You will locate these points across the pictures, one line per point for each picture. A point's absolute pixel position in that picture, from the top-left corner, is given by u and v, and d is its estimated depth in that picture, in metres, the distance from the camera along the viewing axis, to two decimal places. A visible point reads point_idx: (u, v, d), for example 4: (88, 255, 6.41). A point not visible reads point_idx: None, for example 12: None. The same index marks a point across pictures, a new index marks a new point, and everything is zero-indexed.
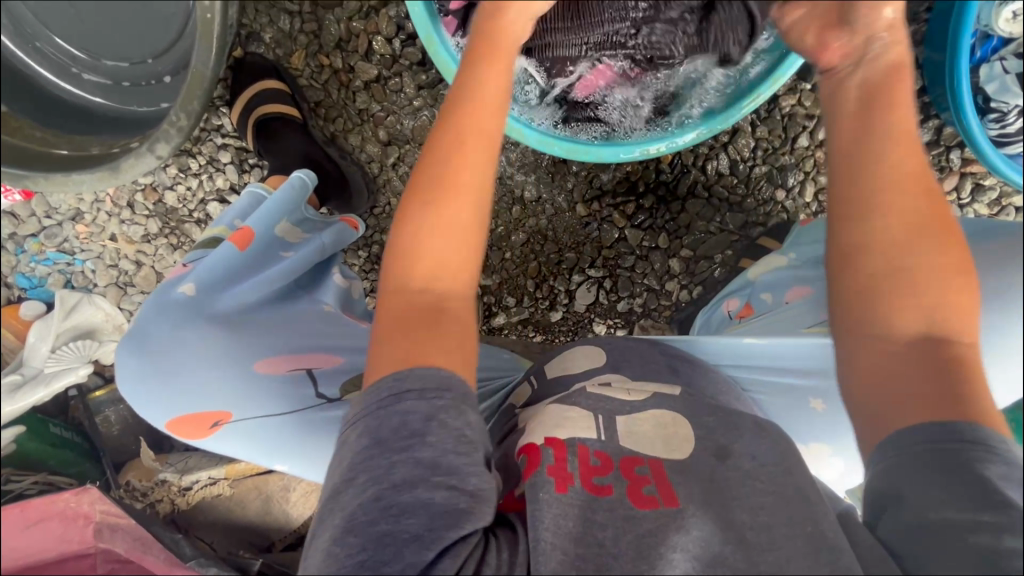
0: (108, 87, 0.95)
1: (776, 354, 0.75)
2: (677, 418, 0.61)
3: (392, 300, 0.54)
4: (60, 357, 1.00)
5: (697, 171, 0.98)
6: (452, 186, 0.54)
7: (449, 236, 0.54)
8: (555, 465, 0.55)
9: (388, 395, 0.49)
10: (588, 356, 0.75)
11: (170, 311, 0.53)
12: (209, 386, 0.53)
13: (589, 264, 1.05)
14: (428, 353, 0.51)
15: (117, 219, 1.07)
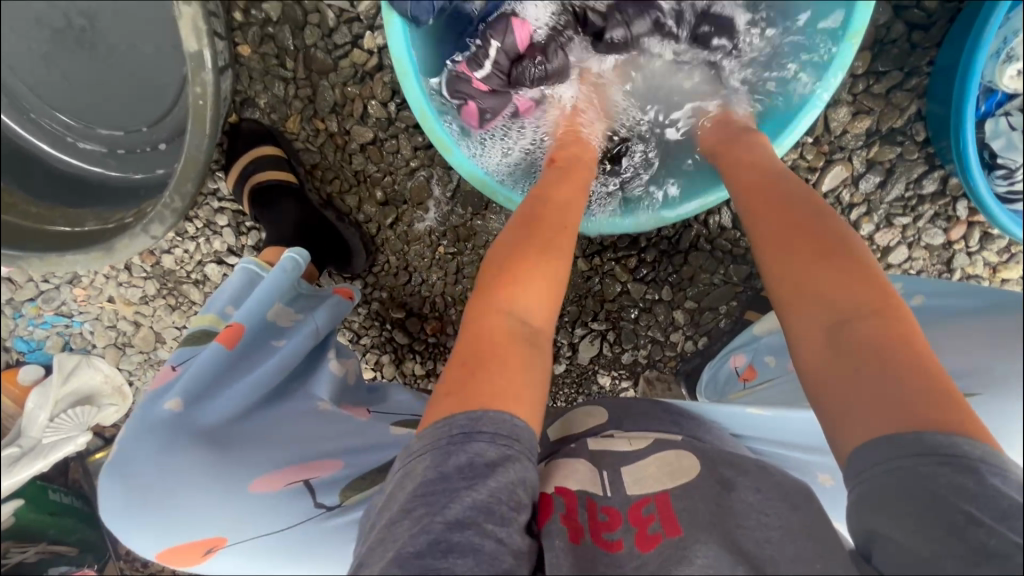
0: (104, 155, 0.94)
1: (782, 424, 0.74)
2: (678, 455, 0.61)
3: (488, 325, 0.56)
4: (58, 426, 1.00)
5: (698, 226, 0.96)
6: (559, 236, 0.64)
7: (547, 283, 0.60)
8: (566, 514, 0.56)
9: (459, 433, 0.48)
10: (589, 416, 0.75)
11: (158, 435, 0.51)
12: (199, 514, 0.52)
13: (593, 318, 1.03)
14: (515, 387, 0.52)
15: (115, 282, 1.06)
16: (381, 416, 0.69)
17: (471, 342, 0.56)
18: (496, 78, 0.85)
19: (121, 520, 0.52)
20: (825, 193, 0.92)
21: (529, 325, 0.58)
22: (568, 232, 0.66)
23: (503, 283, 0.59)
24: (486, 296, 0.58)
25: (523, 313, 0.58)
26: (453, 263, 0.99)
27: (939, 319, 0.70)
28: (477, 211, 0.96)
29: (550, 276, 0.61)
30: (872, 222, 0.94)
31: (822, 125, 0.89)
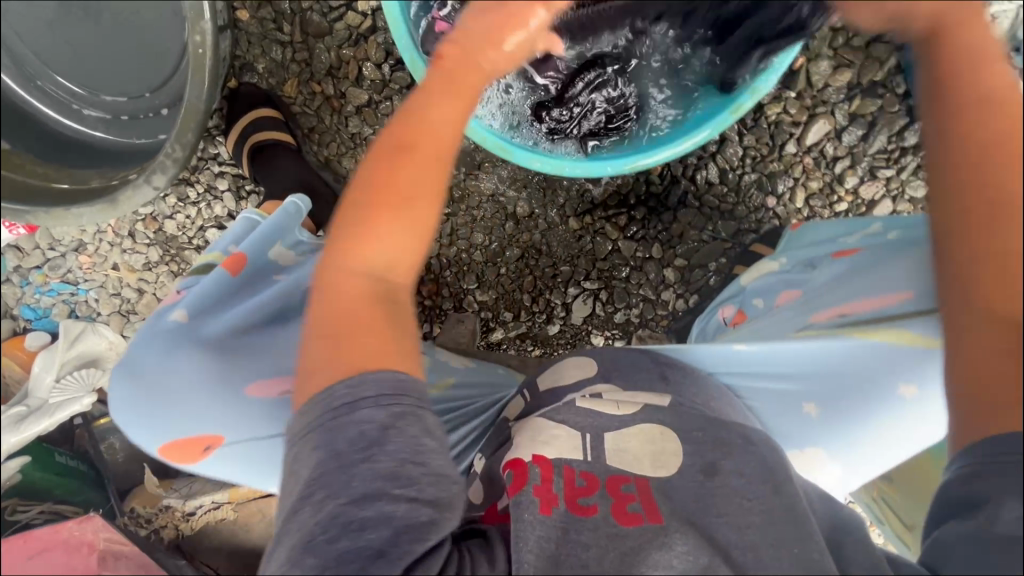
0: (108, 121, 0.97)
1: (767, 360, 0.74)
2: (665, 434, 0.63)
3: (343, 286, 0.53)
4: (65, 387, 1.03)
5: (686, 182, 0.98)
6: (424, 173, 0.54)
7: (415, 230, 0.54)
8: (541, 485, 0.58)
9: (342, 405, 0.49)
10: (577, 367, 0.75)
11: (162, 338, 0.57)
12: (198, 410, 0.56)
13: (585, 277, 1.05)
14: (385, 346, 0.51)
15: (119, 249, 1.09)
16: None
17: (324, 313, 0.53)
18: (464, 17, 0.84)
19: (129, 423, 0.56)
20: (809, 146, 0.95)
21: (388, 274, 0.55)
22: (429, 159, 0.55)
23: (352, 239, 0.53)
24: (336, 253, 0.54)
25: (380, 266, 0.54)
26: (448, 225, 1.04)
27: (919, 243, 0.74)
28: (470, 171, 1.00)
29: (408, 220, 0.54)
30: (856, 175, 0.96)
31: (803, 79, 0.92)
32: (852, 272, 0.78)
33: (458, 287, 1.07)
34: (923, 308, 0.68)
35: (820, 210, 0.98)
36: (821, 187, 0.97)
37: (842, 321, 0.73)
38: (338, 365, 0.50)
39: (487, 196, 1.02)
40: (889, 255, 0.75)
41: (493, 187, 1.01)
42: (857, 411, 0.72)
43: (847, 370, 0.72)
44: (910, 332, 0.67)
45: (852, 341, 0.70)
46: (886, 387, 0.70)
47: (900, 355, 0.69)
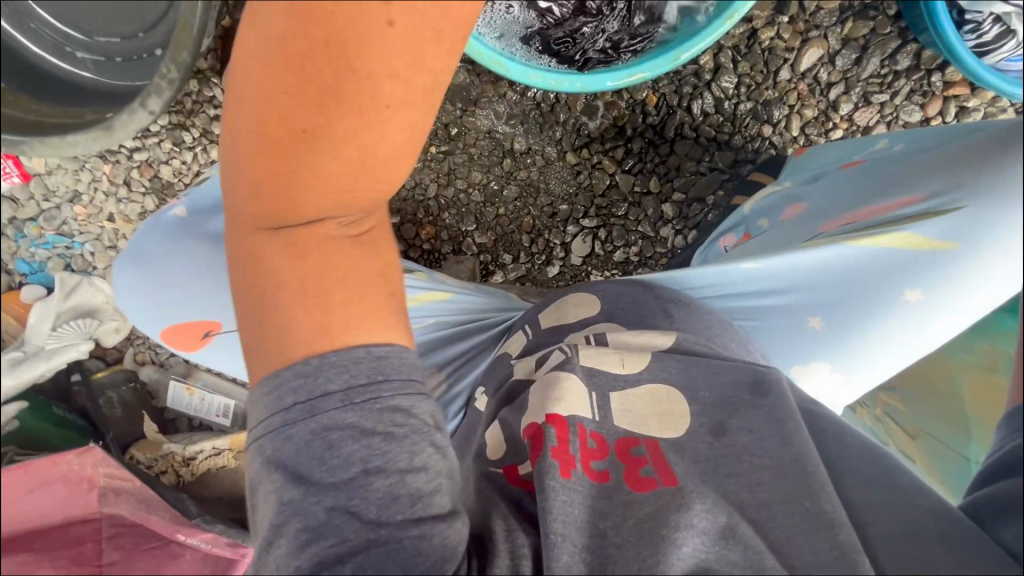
0: (102, 63, 0.96)
1: (767, 273, 0.72)
2: (671, 391, 0.62)
3: (272, 250, 0.48)
4: (60, 336, 1.03)
5: (682, 112, 0.98)
6: (335, 101, 0.42)
7: (341, 173, 0.45)
8: (558, 446, 0.56)
9: (303, 403, 0.46)
10: (580, 304, 0.75)
11: (164, 229, 0.63)
12: (195, 296, 0.61)
13: (583, 215, 1.05)
14: (342, 314, 0.48)
15: (115, 199, 1.08)
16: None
17: (263, 269, 0.48)
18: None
19: (142, 306, 0.63)
20: (803, 72, 0.95)
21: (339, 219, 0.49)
22: (371, 86, 0.42)
23: (282, 193, 0.45)
24: (255, 209, 0.47)
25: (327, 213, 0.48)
26: (445, 164, 1.04)
27: (925, 152, 0.71)
28: (467, 106, 1.00)
29: (325, 165, 0.44)
30: (850, 100, 0.96)
31: (796, 3, 0.92)
32: (856, 181, 0.75)
33: (456, 230, 1.07)
34: (926, 210, 0.65)
35: (815, 138, 0.99)
36: (816, 115, 0.98)
37: (852, 228, 0.70)
38: (286, 346, 0.47)
39: (484, 132, 1.02)
40: (896, 163, 0.73)
41: (490, 124, 1.01)
42: (863, 320, 0.68)
43: (851, 277, 0.69)
44: (914, 233, 0.65)
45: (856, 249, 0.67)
46: (887, 293, 0.67)
47: (901, 259, 0.66)
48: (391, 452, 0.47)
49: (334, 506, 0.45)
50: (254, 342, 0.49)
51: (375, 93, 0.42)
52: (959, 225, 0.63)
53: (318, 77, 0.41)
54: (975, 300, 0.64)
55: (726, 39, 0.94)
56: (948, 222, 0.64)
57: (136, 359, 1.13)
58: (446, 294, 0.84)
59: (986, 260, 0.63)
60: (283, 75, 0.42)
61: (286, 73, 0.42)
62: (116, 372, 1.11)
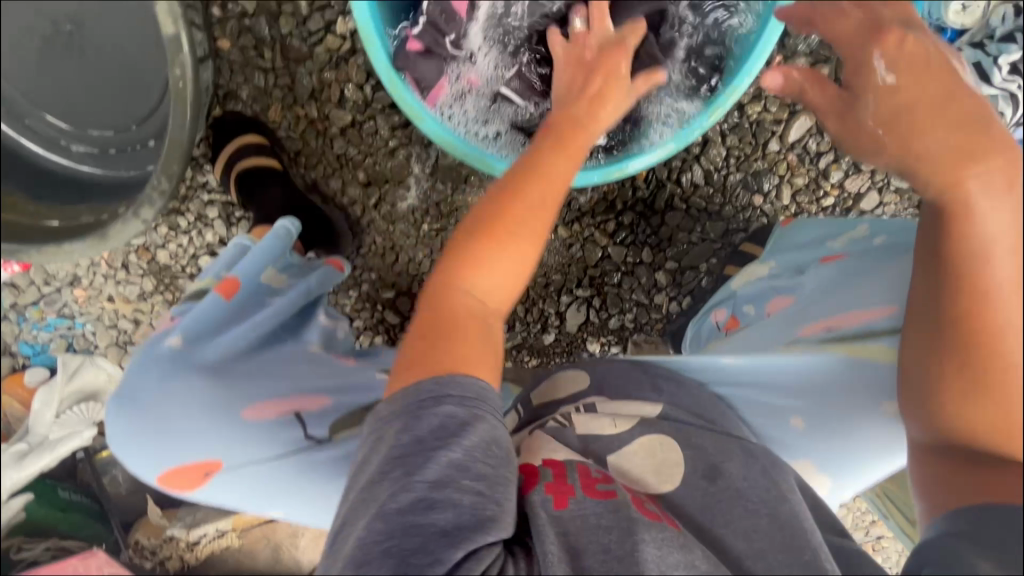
0: (96, 155, 0.98)
1: (756, 373, 0.71)
2: (662, 439, 0.63)
3: (446, 303, 0.59)
4: (65, 422, 1.04)
5: (672, 185, 0.99)
6: (526, 210, 0.61)
7: (512, 261, 0.60)
8: (553, 482, 0.57)
9: (428, 398, 0.52)
10: (573, 380, 0.76)
11: (160, 364, 0.65)
12: (197, 432, 0.64)
13: (576, 285, 1.06)
14: (475, 358, 0.56)
15: (113, 281, 1.09)
16: (366, 363, 0.83)
17: (435, 310, 0.58)
18: (428, 35, 0.81)
19: (136, 451, 0.64)
20: (792, 143, 0.95)
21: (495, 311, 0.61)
22: (547, 210, 0.63)
23: (470, 255, 0.59)
24: (443, 273, 0.60)
25: (490, 296, 0.60)
26: (438, 240, 1.04)
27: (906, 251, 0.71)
28: (456, 185, 1.00)
29: (508, 251, 0.60)
30: (841, 168, 0.96)
31: None
32: (840, 281, 0.75)
33: None
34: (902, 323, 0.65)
35: (806, 205, 0.99)
36: (807, 182, 0.97)
37: (828, 335, 0.70)
38: (430, 364, 0.54)
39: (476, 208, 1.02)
40: (875, 262, 0.73)
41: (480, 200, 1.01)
42: (848, 425, 0.66)
43: (832, 387, 0.68)
44: (885, 347, 0.65)
45: (834, 357, 0.67)
46: (865, 404, 0.66)
47: (876, 373, 0.65)
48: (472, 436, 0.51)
49: (428, 476, 0.49)
50: (402, 371, 0.55)
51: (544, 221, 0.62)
52: None
53: (519, 192, 0.62)
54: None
55: None
56: None
57: None
58: None
59: None
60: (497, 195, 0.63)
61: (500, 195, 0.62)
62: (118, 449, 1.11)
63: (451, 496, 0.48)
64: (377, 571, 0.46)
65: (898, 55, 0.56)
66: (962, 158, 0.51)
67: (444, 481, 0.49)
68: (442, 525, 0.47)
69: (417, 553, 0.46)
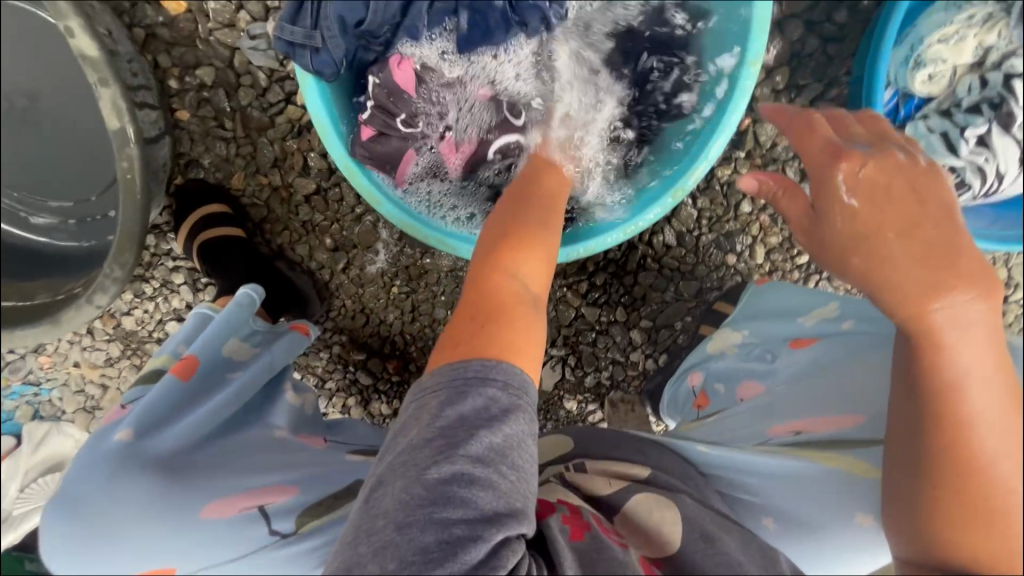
0: (56, 226, 0.95)
1: (727, 466, 0.69)
2: (666, 499, 0.62)
3: (491, 284, 0.58)
4: (29, 496, 1.02)
5: (644, 246, 0.97)
6: (550, 220, 0.67)
7: (546, 255, 0.62)
8: (570, 515, 0.58)
9: (474, 376, 0.48)
10: (558, 445, 0.76)
11: (105, 462, 0.54)
12: (148, 543, 0.52)
13: (551, 344, 1.04)
14: (521, 343, 0.53)
15: (79, 346, 1.07)
16: (337, 444, 0.71)
17: (479, 294, 0.57)
18: (378, 118, 0.80)
19: (74, 571, 0.51)
20: (764, 204, 0.94)
21: (541, 300, 0.60)
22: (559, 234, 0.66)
23: (509, 246, 0.61)
24: (486, 260, 0.60)
25: (533, 286, 0.60)
26: (409, 302, 1.03)
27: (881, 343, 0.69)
28: (425, 251, 0.99)
29: (544, 246, 0.63)
30: None
31: (751, 139, 0.91)
32: (813, 371, 0.73)
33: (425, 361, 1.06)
34: (876, 432, 0.63)
35: (781, 263, 0.97)
36: (780, 241, 0.96)
37: (795, 440, 0.68)
38: (476, 345, 0.51)
39: (446, 271, 1.00)
40: (847, 356, 0.71)
41: (450, 262, 1.00)
42: (826, 529, 0.63)
43: (810, 495, 0.64)
44: (859, 458, 0.62)
45: (806, 464, 0.65)
46: (836, 514, 0.62)
47: (854, 487, 0.62)
48: (517, 420, 0.48)
49: (471, 452, 0.46)
50: (447, 352, 0.52)
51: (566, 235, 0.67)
52: None
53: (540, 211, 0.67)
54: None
55: None
56: None
57: None
58: None
59: None
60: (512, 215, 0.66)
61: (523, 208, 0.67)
62: None
63: (491, 478, 0.46)
64: (421, 534, 0.44)
65: (859, 181, 0.59)
66: (926, 289, 0.53)
67: (484, 460, 0.46)
68: (478, 509, 0.45)
69: (458, 524, 0.44)
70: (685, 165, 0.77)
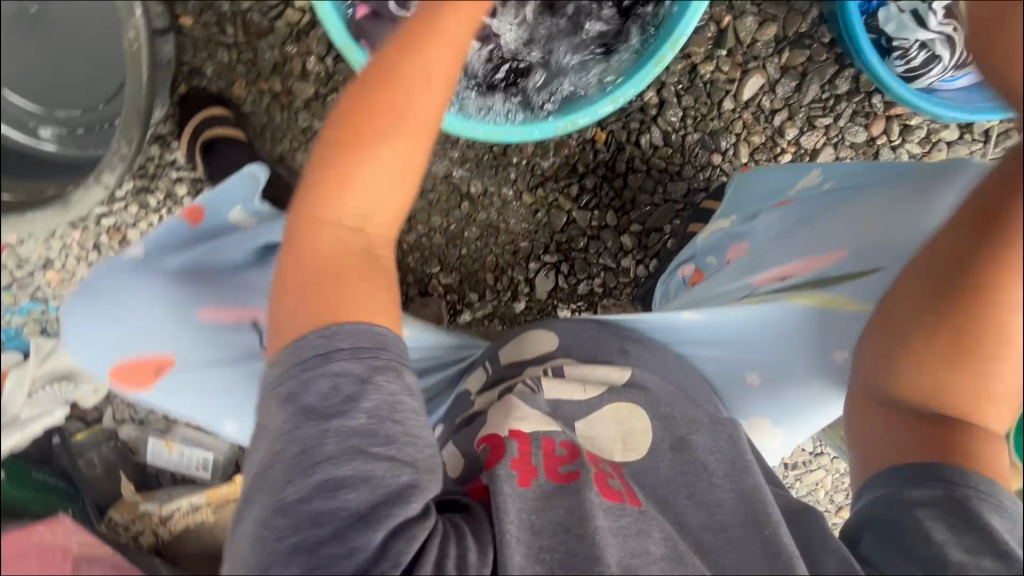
0: (63, 135, 0.99)
1: (716, 330, 0.74)
2: (633, 406, 0.66)
3: (319, 237, 0.55)
4: (34, 402, 1.09)
5: (632, 147, 1.00)
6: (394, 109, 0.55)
7: (382, 178, 0.56)
8: (519, 458, 0.59)
9: (316, 355, 0.50)
10: (538, 340, 0.77)
11: (120, 267, 0.68)
12: (152, 332, 0.68)
13: (544, 251, 1.07)
14: (358, 297, 0.54)
15: (85, 263, 1.10)
16: None
17: (304, 247, 0.56)
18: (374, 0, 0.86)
19: (95, 341, 0.69)
20: (746, 102, 0.98)
21: (377, 221, 0.57)
22: (422, 111, 0.57)
23: (334, 176, 0.55)
24: (310, 205, 0.56)
25: (362, 213, 0.56)
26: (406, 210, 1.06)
27: (855, 192, 0.75)
28: None
29: (379, 165, 0.55)
30: (795, 125, 0.98)
31: (732, 37, 0.95)
32: (795, 225, 0.78)
33: (422, 272, 1.09)
34: (852, 268, 0.70)
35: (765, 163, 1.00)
36: (763, 141, 0.99)
37: (785, 284, 0.73)
38: (312, 312, 0.52)
39: (440, 177, 1.04)
40: (825, 206, 0.76)
41: (444, 168, 1.03)
42: (799, 395, 0.72)
43: (794, 338, 0.72)
44: (842, 297, 0.69)
45: (791, 308, 0.70)
46: (820, 354, 0.71)
47: (832, 321, 0.70)
48: (376, 395, 0.50)
49: (327, 452, 0.48)
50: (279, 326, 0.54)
51: (420, 122, 0.56)
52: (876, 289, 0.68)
53: (397, 84, 0.56)
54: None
55: (669, 75, 0.97)
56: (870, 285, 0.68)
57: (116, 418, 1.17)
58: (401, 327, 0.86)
59: None
60: (368, 91, 0.56)
61: (373, 89, 0.56)
62: (97, 432, 1.14)
63: (357, 474, 0.48)
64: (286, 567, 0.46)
65: None
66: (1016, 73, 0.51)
67: (351, 453, 0.48)
68: (353, 508, 0.48)
69: (329, 542, 0.47)
70: (654, 49, 0.79)
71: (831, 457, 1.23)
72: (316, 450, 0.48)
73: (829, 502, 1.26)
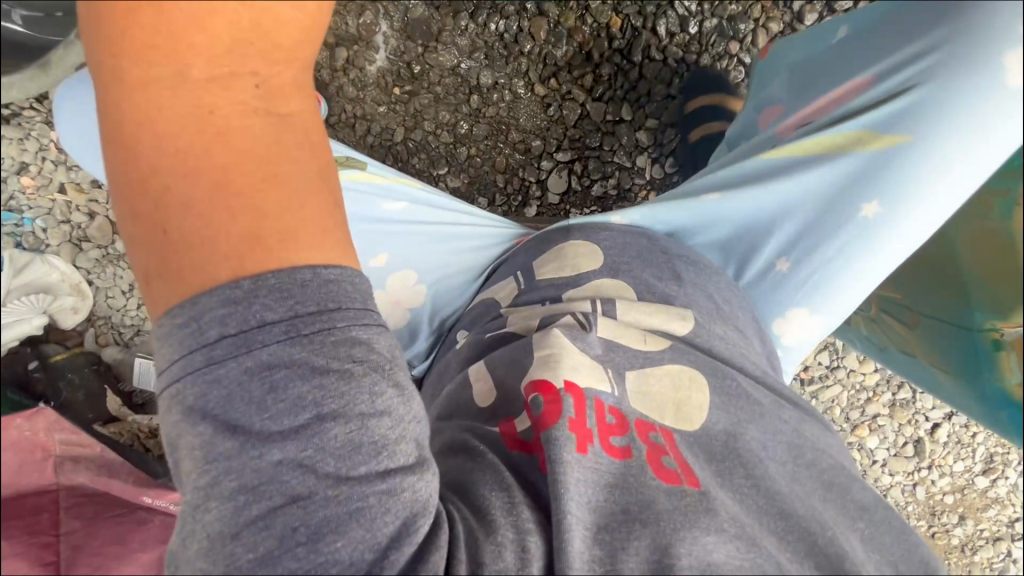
0: (39, 19, 0.83)
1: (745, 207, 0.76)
2: (694, 372, 0.62)
3: (172, 122, 0.39)
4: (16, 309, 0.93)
5: (648, 34, 0.97)
6: None
7: (229, 24, 0.39)
8: (576, 420, 0.53)
9: (236, 331, 0.39)
10: (585, 257, 0.73)
11: None
12: None
13: (557, 149, 1.02)
14: (277, 213, 0.40)
15: (65, 167, 1.04)
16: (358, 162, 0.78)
17: (138, 122, 0.39)
18: None
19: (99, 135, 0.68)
20: None
21: (260, 73, 0.42)
22: None
23: (152, 28, 0.38)
24: (136, 80, 0.38)
25: (227, 62, 0.40)
26: (411, 106, 1.00)
27: (864, 32, 0.75)
28: (427, 42, 0.97)
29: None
30: (816, 10, 0.96)
31: None
32: (809, 80, 0.81)
33: (429, 175, 1.02)
34: (880, 97, 0.72)
35: None
36: (781, 29, 0.97)
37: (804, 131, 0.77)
38: (216, 242, 0.39)
39: (448, 70, 0.99)
40: (842, 52, 0.78)
41: (453, 61, 0.98)
42: (836, 257, 0.73)
43: (825, 193, 0.74)
44: (880, 134, 0.71)
45: (813, 161, 0.74)
46: (851, 211, 0.72)
47: (864, 159, 0.72)
48: (347, 393, 0.40)
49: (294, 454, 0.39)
50: (146, 248, 0.39)
51: None
52: (922, 116, 0.68)
53: None
54: (939, 190, 0.69)
55: None
56: (909, 113, 0.69)
57: (98, 341, 1.10)
58: (417, 185, 0.80)
59: (939, 155, 0.68)
60: None
61: None
62: (78, 355, 1.04)
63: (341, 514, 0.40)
64: None
65: None
66: None
67: (330, 452, 0.40)
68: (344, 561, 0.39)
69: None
70: None
71: (848, 370, 1.21)
72: (276, 491, 0.39)
73: (844, 421, 1.23)
